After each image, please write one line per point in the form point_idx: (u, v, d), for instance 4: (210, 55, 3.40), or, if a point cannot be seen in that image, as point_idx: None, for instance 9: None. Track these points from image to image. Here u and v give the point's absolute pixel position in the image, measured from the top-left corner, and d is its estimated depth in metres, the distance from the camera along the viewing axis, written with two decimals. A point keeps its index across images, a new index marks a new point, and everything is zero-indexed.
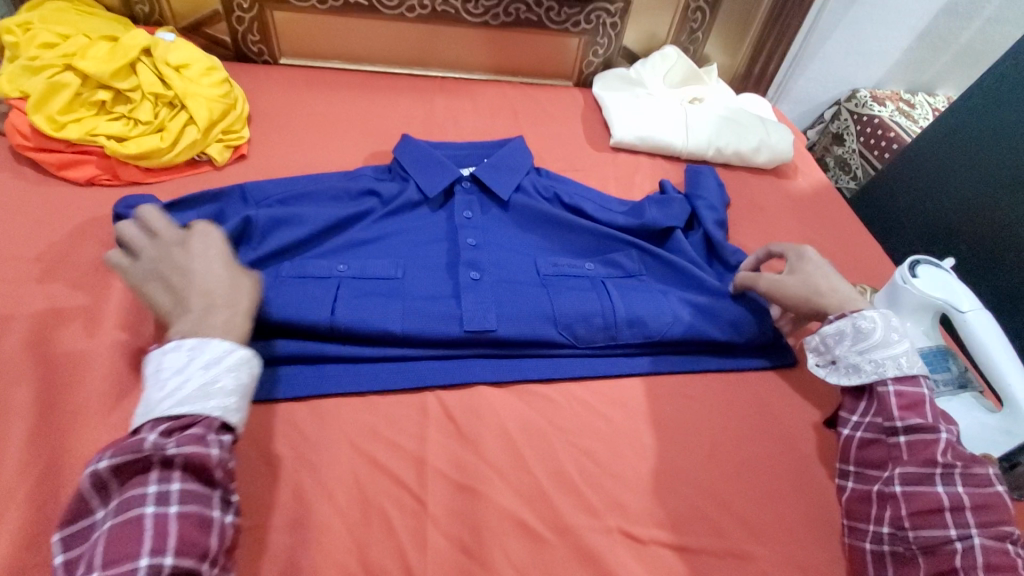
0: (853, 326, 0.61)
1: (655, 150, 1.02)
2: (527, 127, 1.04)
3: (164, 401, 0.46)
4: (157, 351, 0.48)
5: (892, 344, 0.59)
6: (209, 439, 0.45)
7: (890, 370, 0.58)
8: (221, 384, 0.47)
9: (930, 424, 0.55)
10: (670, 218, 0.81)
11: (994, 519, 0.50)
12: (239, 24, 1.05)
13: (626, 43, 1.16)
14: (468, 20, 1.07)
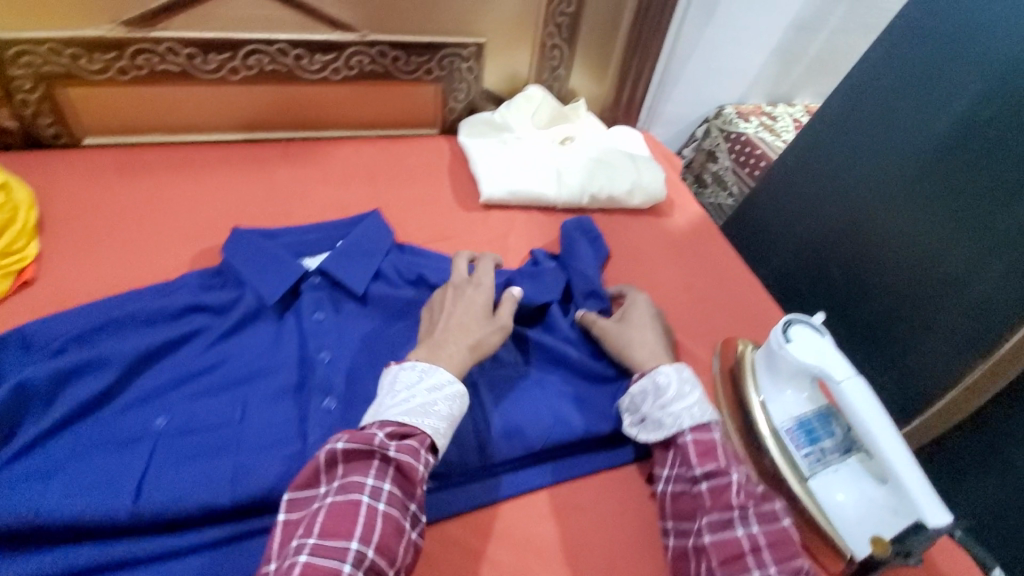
0: (651, 380, 0.63)
1: (528, 202, 0.96)
2: (387, 192, 0.95)
3: (390, 414, 0.55)
4: (395, 366, 0.59)
5: (685, 395, 0.61)
6: (422, 456, 0.53)
7: (686, 421, 0.60)
8: (436, 406, 0.56)
9: (723, 467, 0.56)
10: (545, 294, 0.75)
11: (789, 554, 0.51)
12: (24, 108, 0.85)
13: (487, 85, 1.08)
14: (306, 77, 0.95)
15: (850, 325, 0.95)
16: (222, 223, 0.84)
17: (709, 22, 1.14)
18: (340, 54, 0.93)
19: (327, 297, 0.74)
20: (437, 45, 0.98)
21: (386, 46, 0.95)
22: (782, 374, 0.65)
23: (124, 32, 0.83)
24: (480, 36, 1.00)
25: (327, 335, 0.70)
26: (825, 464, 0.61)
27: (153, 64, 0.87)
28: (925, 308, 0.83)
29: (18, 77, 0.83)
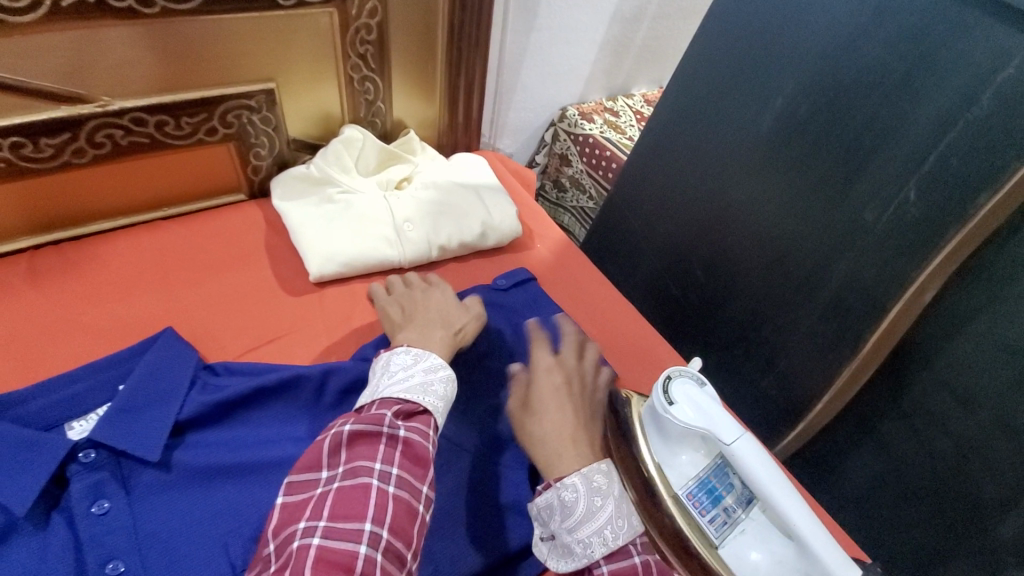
0: (557, 498, 0.56)
1: (368, 269, 0.83)
2: (188, 292, 0.76)
3: (393, 391, 0.56)
4: (387, 353, 0.62)
5: (599, 509, 0.55)
6: (428, 434, 0.54)
7: (597, 553, 0.54)
8: (432, 385, 0.58)
9: None
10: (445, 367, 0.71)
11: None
12: None
13: (293, 133, 0.91)
14: (37, 168, 0.72)
15: (720, 323, 0.94)
16: None
17: (532, 27, 1.04)
18: (77, 131, 0.72)
19: (111, 475, 0.55)
20: (213, 101, 0.79)
21: (141, 113, 0.74)
22: (672, 435, 0.60)
23: None
24: (268, 80, 0.83)
25: (115, 532, 0.52)
26: (732, 527, 0.57)
27: None
28: (786, 309, 0.83)
29: None
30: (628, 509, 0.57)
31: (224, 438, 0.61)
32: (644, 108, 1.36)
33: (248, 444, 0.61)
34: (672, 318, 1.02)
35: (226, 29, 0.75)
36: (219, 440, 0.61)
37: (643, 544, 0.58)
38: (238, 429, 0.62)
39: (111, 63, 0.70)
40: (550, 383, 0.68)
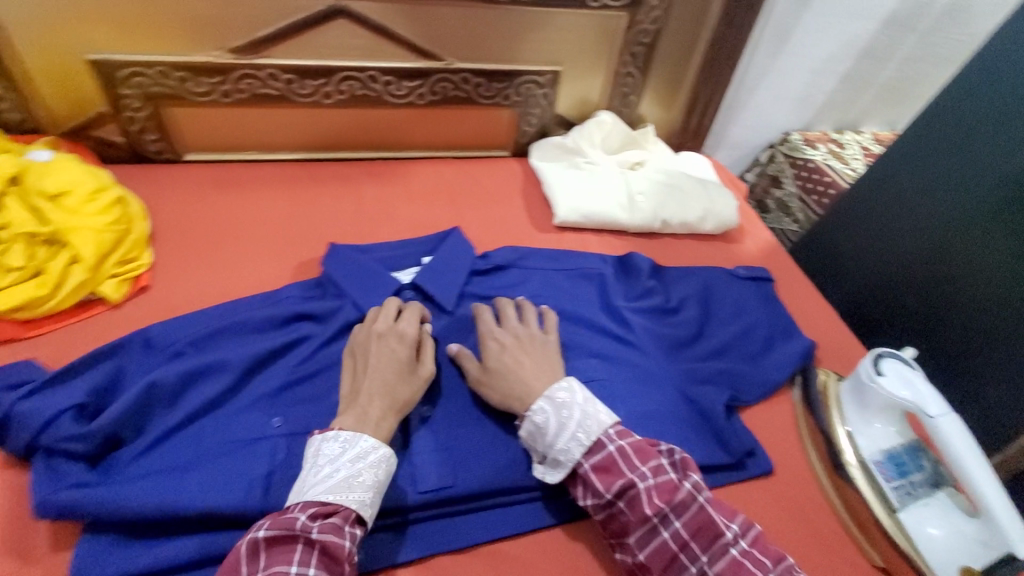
0: (529, 424, 0.63)
1: (603, 226, 0.98)
2: (465, 213, 0.99)
3: (319, 493, 0.53)
4: (318, 437, 0.57)
5: (567, 421, 0.62)
6: (346, 530, 0.52)
7: (576, 452, 0.61)
8: (365, 480, 0.55)
9: (656, 469, 0.59)
10: (670, 301, 0.88)
11: (712, 537, 0.55)
12: (132, 124, 0.93)
13: (559, 109, 1.11)
14: (392, 102, 1.00)
15: (926, 350, 0.96)
16: (318, 238, 0.90)
17: (780, 50, 1.14)
18: (426, 80, 0.98)
19: None
20: (516, 73, 1.01)
21: (469, 74, 0.99)
22: (873, 404, 0.68)
23: (231, 58, 0.89)
24: (558, 64, 1.03)
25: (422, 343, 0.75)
26: (915, 497, 0.65)
27: (254, 88, 0.92)
28: (1008, 347, 0.84)
29: (127, 96, 0.90)
30: (595, 409, 0.63)
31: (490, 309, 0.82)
32: (873, 146, 1.36)
33: None
34: (873, 341, 1.04)
35: (543, 19, 0.96)
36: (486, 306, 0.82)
37: (618, 430, 0.62)
38: None
39: (460, 32, 0.94)
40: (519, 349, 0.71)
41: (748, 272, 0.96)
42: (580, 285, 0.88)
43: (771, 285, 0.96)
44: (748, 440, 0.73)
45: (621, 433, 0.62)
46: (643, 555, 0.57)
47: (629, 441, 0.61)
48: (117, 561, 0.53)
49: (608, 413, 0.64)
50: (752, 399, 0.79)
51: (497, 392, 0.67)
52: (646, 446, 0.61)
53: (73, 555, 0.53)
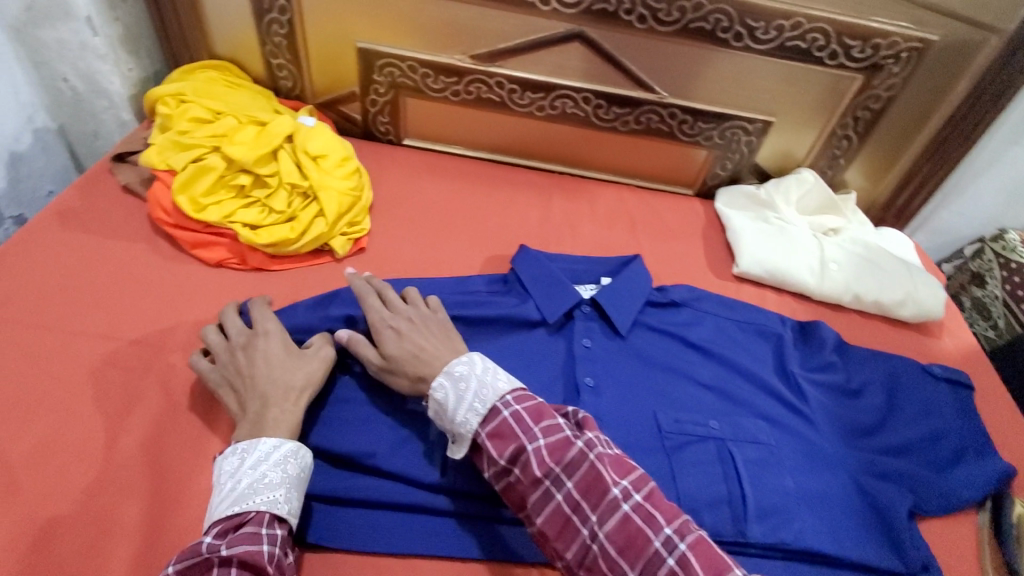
0: (433, 399, 0.61)
1: (784, 286, 0.95)
2: (644, 242, 1.00)
3: (219, 511, 0.54)
4: (220, 457, 0.58)
5: (465, 394, 0.60)
6: (263, 536, 0.53)
7: (474, 422, 0.59)
8: (232, 488, 0.55)
9: (517, 444, 0.57)
10: (852, 382, 0.83)
11: (602, 494, 0.55)
12: (373, 106, 1.06)
13: (758, 159, 1.08)
14: (596, 124, 1.04)
15: None
16: (506, 238, 0.96)
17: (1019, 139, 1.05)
18: (635, 109, 1.01)
19: (596, 327, 0.81)
20: (726, 116, 1.01)
21: (678, 110, 1.00)
22: None
23: (470, 63, 0.98)
24: (771, 115, 1.01)
25: (594, 360, 0.76)
26: None
27: (481, 92, 1.02)
28: None
29: (377, 81, 1.03)
30: (493, 379, 0.61)
31: (662, 343, 0.82)
32: None
33: (676, 356, 0.81)
34: None
35: (771, 70, 0.95)
36: (658, 339, 0.82)
37: (516, 396, 0.60)
38: (677, 345, 0.82)
39: (684, 70, 0.96)
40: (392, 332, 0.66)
41: (948, 373, 0.87)
42: (756, 343, 0.85)
43: (971, 393, 0.86)
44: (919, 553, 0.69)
45: (520, 398, 0.60)
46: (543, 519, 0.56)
47: (525, 404, 0.60)
48: (326, 481, 0.63)
49: (508, 380, 0.62)
50: (932, 510, 0.73)
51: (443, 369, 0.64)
52: (545, 408, 0.60)
53: None
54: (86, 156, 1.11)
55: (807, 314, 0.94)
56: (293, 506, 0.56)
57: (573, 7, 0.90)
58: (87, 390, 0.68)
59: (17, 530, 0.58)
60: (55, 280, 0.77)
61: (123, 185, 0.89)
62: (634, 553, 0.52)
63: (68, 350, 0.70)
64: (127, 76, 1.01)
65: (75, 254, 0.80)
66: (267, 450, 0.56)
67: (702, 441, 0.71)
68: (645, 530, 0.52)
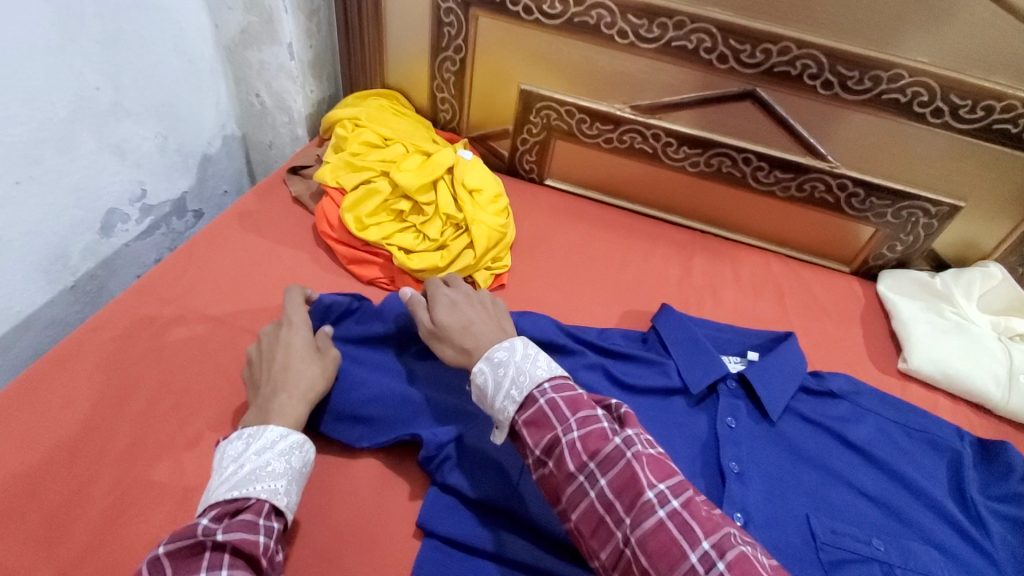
0: (474, 386, 0.60)
1: (959, 391, 0.83)
2: (792, 318, 0.92)
3: (222, 490, 0.52)
4: (224, 441, 0.57)
5: (503, 381, 0.58)
6: (261, 524, 0.51)
7: (510, 412, 0.56)
8: (241, 471, 0.54)
9: (550, 433, 0.54)
10: None
11: (636, 495, 0.49)
12: (523, 145, 1.08)
13: (935, 245, 0.98)
14: (753, 187, 0.98)
15: None
16: (644, 295, 0.93)
17: None
18: (800, 176, 0.95)
19: (742, 406, 0.74)
20: (906, 196, 0.92)
21: (850, 182, 0.92)
22: None
23: (630, 113, 0.97)
24: (960, 199, 0.91)
25: (741, 442, 0.70)
26: None
27: (635, 142, 1.00)
28: None
29: (532, 122, 1.05)
30: (533, 367, 0.58)
31: (817, 437, 0.74)
32: None
33: (833, 454, 0.73)
34: None
35: (968, 152, 0.86)
36: (812, 431, 0.74)
37: (555, 386, 0.57)
38: (835, 443, 0.74)
39: (865, 142, 0.89)
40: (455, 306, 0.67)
41: None
42: (927, 456, 0.75)
43: None
44: None
45: (559, 388, 0.57)
46: (574, 516, 0.52)
47: (563, 394, 0.56)
48: (454, 523, 0.61)
49: (549, 367, 0.58)
50: None
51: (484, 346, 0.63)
52: (583, 397, 0.56)
53: (425, 498, 0.63)
54: (258, 163, 1.22)
55: (987, 431, 0.81)
56: (292, 499, 0.55)
57: (752, 67, 0.87)
58: (246, 388, 0.72)
59: (178, 514, 0.61)
60: (230, 278, 0.83)
61: (293, 196, 0.96)
62: (667, 564, 0.46)
63: (234, 346, 0.76)
64: (308, 97, 1.10)
65: (249, 256, 0.87)
66: (275, 438, 0.56)
67: (864, 560, 0.64)
68: (681, 543, 0.46)
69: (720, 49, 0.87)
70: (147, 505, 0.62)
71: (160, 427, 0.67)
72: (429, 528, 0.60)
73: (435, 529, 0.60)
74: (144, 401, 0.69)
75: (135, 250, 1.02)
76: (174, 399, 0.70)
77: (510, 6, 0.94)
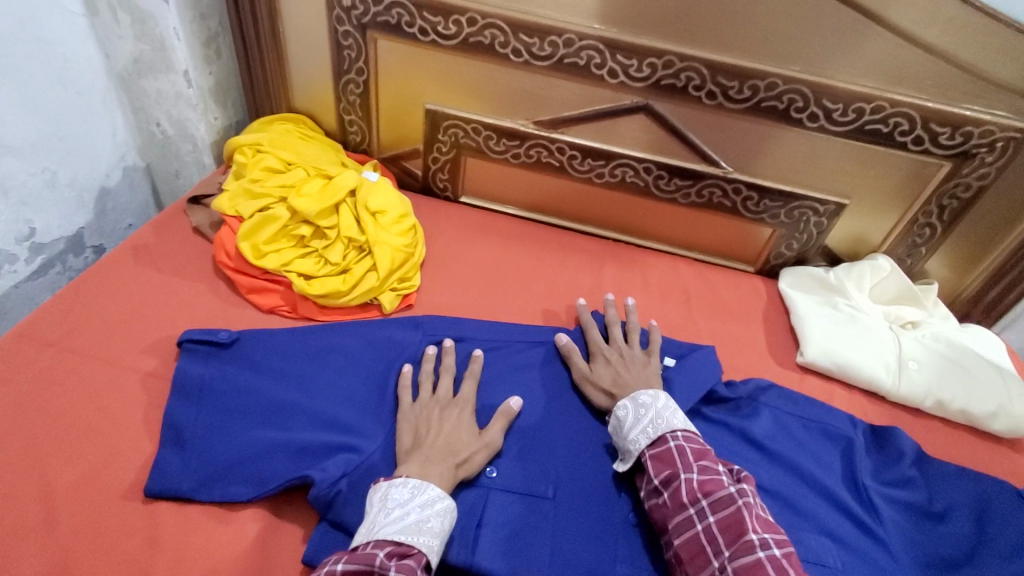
0: (615, 418, 0.69)
1: (853, 381, 0.87)
2: (697, 320, 0.95)
3: (388, 533, 0.54)
4: (386, 483, 0.59)
5: (643, 417, 0.67)
6: (418, 573, 0.52)
7: (642, 443, 0.65)
8: (411, 521, 0.55)
9: (674, 472, 0.61)
10: (937, 505, 0.72)
11: (737, 534, 0.54)
12: (434, 163, 1.09)
13: (828, 242, 1.02)
14: (656, 195, 1.02)
15: None
16: (554, 305, 0.93)
17: None
18: (697, 182, 0.98)
19: None
20: (794, 196, 0.97)
21: (743, 186, 0.96)
22: None
23: (532, 129, 0.99)
24: (845, 196, 0.96)
25: None
26: None
27: (541, 156, 1.02)
28: None
29: (441, 140, 1.06)
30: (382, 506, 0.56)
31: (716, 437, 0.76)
32: None
33: (731, 452, 0.75)
34: None
35: (846, 152, 0.91)
36: (711, 430, 0.77)
37: (686, 436, 0.64)
38: (735, 443, 0.76)
39: (752, 147, 0.93)
40: (604, 359, 0.77)
41: None
42: (821, 445, 0.77)
43: None
44: None
45: (690, 438, 0.64)
46: (677, 540, 0.58)
47: (692, 444, 0.63)
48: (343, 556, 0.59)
49: (685, 421, 0.66)
50: None
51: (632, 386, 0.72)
52: (708, 452, 0.63)
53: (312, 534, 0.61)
54: (166, 193, 1.18)
55: (878, 416, 0.84)
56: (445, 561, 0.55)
57: (641, 81, 0.90)
58: (130, 431, 0.68)
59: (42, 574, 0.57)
60: (119, 316, 0.80)
61: (193, 226, 0.93)
62: None
63: (120, 387, 0.72)
64: (212, 124, 1.08)
65: (140, 291, 0.83)
66: (434, 494, 0.58)
67: None
68: None
69: (610, 65, 0.90)
70: (11, 566, 0.57)
71: (28, 480, 0.63)
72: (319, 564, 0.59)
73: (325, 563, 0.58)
74: (12, 453, 0.65)
75: (27, 291, 0.97)
76: (47, 449, 0.66)
77: (405, 28, 0.95)
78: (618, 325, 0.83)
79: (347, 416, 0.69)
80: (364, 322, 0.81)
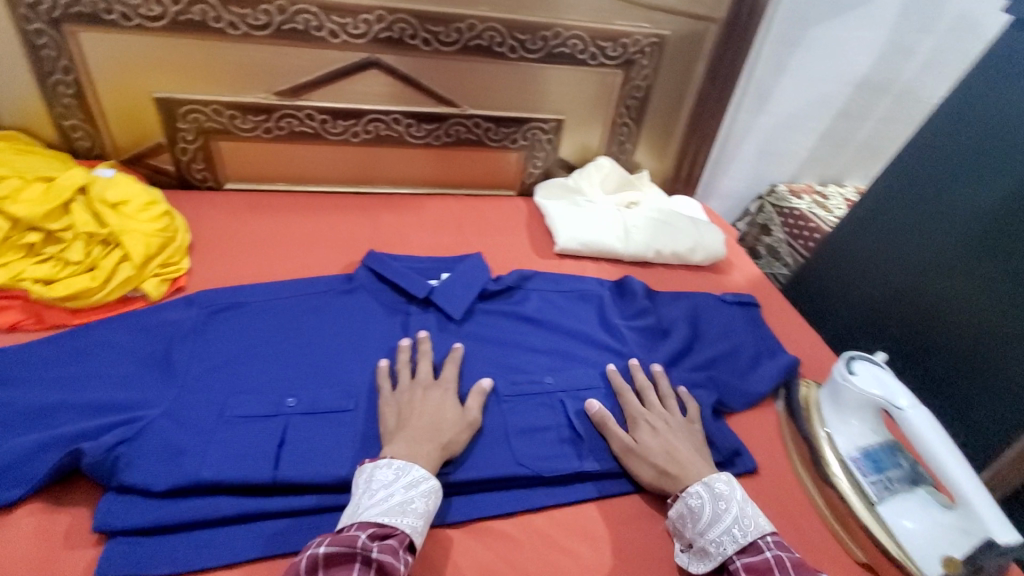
0: (684, 504, 0.65)
1: (598, 254, 1.07)
2: (471, 240, 1.07)
3: (377, 514, 0.56)
4: (371, 464, 0.61)
5: (725, 515, 0.62)
6: (402, 552, 0.54)
7: (728, 548, 0.60)
8: (390, 500, 0.57)
9: (760, 550, 0.59)
10: (664, 321, 0.94)
11: None
12: (184, 154, 1.06)
13: (563, 156, 1.23)
14: (412, 142, 1.12)
15: (918, 382, 1.02)
16: (337, 256, 0.98)
17: (762, 109, 1.26)
18: (442, 123, 1.10)
19: (431, 317, 0.86)
20: (523, 120, 1.14)
21: (480, 119, 1.11)
22: (846, 404, 0.73)
23: (275, 99, 1.02)
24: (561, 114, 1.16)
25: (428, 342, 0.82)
26: (894, 492, 0.68)
27: (293, 126, 1.05)
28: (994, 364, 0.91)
29: (183, 129, 1.03)
30: (366, 498, 0.58)
31: (495, 321, 0.88)
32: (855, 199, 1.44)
33: (508, 328, 0.88)
34: None
35: (549, 75, 1.10)
36: (491, 317, 0.89)
37: (777, 543, 0.60)
38: (513, 321, 0.89)
39: (476, 84, 1.08)
40: (650, 430, 0.73)
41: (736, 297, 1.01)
42: (578, 305, 0.95)
43: (757, 310, 1.01)
44: (732, 441, 0.77)
45: (782, 545, 0.60)
46: None
47: (786, 550, 0.59)
48: (135, 511, 0.59)
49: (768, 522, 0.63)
50: (736, 406, 0.83)
51: (700, 465, 0.68)
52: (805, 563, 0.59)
53: (98, 508, 0.60)
54: None
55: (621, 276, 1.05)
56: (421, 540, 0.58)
57: (361, 37, 0.99)
58: None
59: None
60: None
61: None
62: None
63: None
64: None
65: None
66: (419, 475, 0.60)
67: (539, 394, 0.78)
68: None
69: (328, 26, 0.97)
70: None
71: None
72: (109, 528, 0.58)
73: (115, 526, 0.58)
74: None
75: None
76: None
77: (103, 15, 0.90)
78: (650, 388, 0.79)
79: (123, 395, 0.67)
80: (129, 313, 0.78)
